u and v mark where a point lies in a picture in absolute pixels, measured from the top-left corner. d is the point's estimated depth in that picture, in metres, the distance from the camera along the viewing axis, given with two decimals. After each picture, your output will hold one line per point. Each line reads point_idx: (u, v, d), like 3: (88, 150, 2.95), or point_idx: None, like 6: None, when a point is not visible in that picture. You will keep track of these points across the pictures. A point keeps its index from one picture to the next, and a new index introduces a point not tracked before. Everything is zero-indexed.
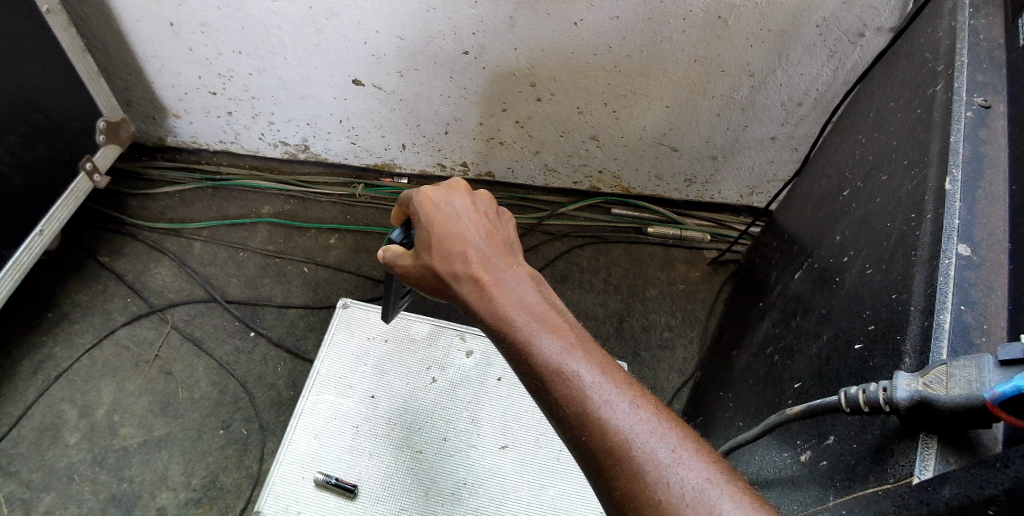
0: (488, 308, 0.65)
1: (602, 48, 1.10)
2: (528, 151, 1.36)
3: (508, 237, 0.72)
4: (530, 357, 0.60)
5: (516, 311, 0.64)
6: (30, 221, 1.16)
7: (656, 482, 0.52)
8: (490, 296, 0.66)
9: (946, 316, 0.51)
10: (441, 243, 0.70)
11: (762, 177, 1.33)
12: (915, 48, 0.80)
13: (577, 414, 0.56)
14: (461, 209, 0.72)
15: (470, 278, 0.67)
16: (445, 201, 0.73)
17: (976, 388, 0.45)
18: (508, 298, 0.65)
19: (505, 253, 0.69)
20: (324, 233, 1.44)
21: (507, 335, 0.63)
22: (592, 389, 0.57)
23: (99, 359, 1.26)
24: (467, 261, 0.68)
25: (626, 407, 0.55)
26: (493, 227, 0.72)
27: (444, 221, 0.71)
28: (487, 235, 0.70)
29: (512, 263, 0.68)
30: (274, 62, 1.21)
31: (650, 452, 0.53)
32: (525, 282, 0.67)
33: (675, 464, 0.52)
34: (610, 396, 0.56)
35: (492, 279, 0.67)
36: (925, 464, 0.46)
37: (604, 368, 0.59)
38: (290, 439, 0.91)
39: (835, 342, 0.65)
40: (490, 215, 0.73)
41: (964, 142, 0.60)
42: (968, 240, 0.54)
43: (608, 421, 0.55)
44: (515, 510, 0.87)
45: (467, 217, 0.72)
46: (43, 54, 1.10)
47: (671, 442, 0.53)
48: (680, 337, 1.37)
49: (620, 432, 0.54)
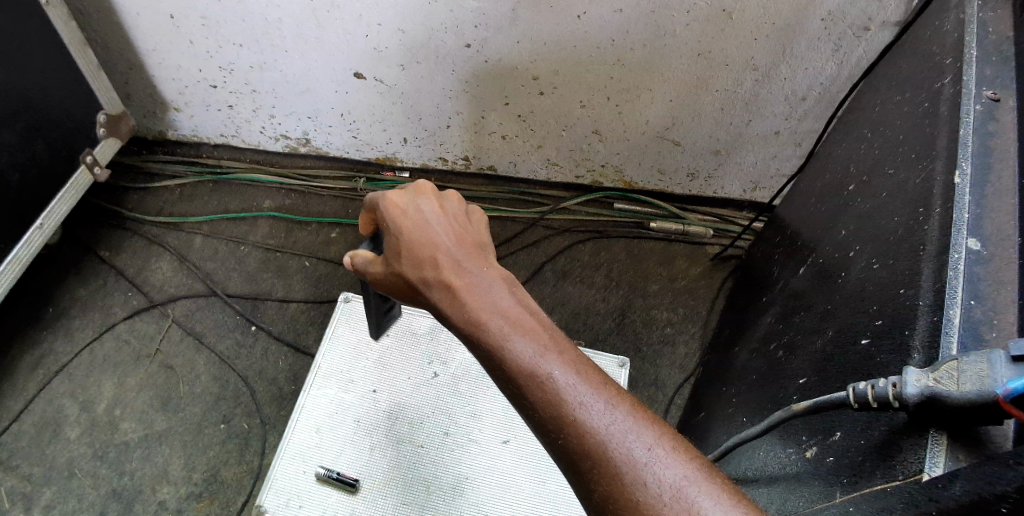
0: (463, 314, 0.64)
1: (605, 42, 1.09)
2: (529, 146, 1.35)
3: (479, 239, 0.71)
4: (506, 362, 0.59)
5: (490, 314, 0.63)
6: (30, 215, 1.16)
7: (635, 482, 0.51)
8: (462, 300, 0.65)
9: (956, 311, 0.51)
10: (411, 249, 0.69)
11: (765, 171, 1.32)
12: (922, 41, 0.79)
13: (556, 417, 0.55)
14: (429, 215, 0.70)
15: (442, 283, 0.66)
16: (411, 206, 0.71)
17: (987, 384, 0.44)
18: (481, 302, 0.64)
19: (477, 255, 0.68)
20: (325, 227, 1.43)
21: (483, 341, 0.62)
22: (567, 392, 0.56)
23: (100, 354, 1.25)
24: (438, 267, 0.67)
25: (601, 409, 0.54)
26: (462, 229, 0.71)
27: (412, 227, 0.70)
28: (456, 238, 0.69)
29: (484, 266, 0.67)
30: (274, 55, 1.21)
31: (628, 453, 0.52)
32: (498, 283, 0.66)
33: (652, 463, 0.51)
34: (586, 398, 0.55)
35: (464, 284, 0.65)
36: (935, 461, 0.46)
37: (578, 368, 0.58)
38: (291, 433, 0.91)
39: (840, 338, 0.64)
40: (459, 217, 0.71)
41: (972, 138, 0.60)
42: (978, 234, 0.54)
43: (584, 424, 0.54)
44: (516, 505, 0.86)
45: (436, 222, 0.70)
46: (42, 48, 1.09)
47: (648, 440, 0.53)
48: (681, 333, 1.37)
49: (596, 433, 0.53)
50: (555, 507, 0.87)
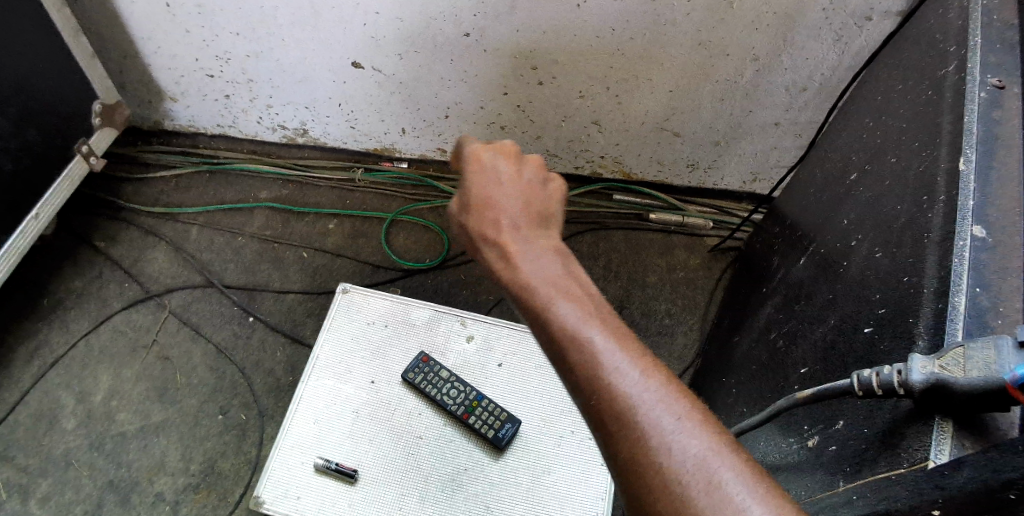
0: (507, 270, 0.60)
1: (606, 30, 1.08)
2: (529, 136, 1.34)
3: (548, 211, 0.66)
4: (546, 318, 0.55)
5: (536, 277, 0.58)
6: (24, 205, 1.15)
7: (658, 448, 0.47)
8: (510, 258, 0.60)
9: (960, 298, 0.50)
10: (475, 203, 0.65)
11: (764, 163, 1.31)
12: (924, 29, 0.78)
13: (587, 380, 0.51)
14: (504, 175, 0.67)
15: (495, 239, 0.62)
16: (491, 164, 0.68)
17: (993, 370, 0.43)
18: (530, 264, 0.59)
19: (536, 220, 0.64)
20: (323, 218, 1.42)
21: (524, 298, 0.57)
22: (603, 355, 0.51)
23: (96, 345, 1.25)
24: (497, 224, 0.63)
25: (635, 377, 0.50)
26: (532, 196, 0.66)
27: (484, 182, 0.66)
28: (523, 203, 0.65)
29: (542, 235, 0.62)
30: (271, 44, 1.19)
31: (655, 420, 0.48)
32: (548, 249, 0.61)
33: (678, 433, 0.47)
34: (621, 363, 0.51)
35: (518, 245, 0.61)
36: (940, 449, 0.45)
37: (619, 336, 0.53)
38: (290, 424, 0.90)
39: (842, 327, 0.64)
40: (531, 183, 0.67)
41: (978, 124, 0.59)
42: (983, 221, 0.53)
43: (617, 388, 0.50)
44: (515, 495, 0.87)
45: (508, 183, 0.66)
46: (36, 36, 1.08)
47: (678, 410, 0.49)
48: (680, 324, 1.36)
49: (627, 398, 0.49)
50: (554, 498, 0.87)
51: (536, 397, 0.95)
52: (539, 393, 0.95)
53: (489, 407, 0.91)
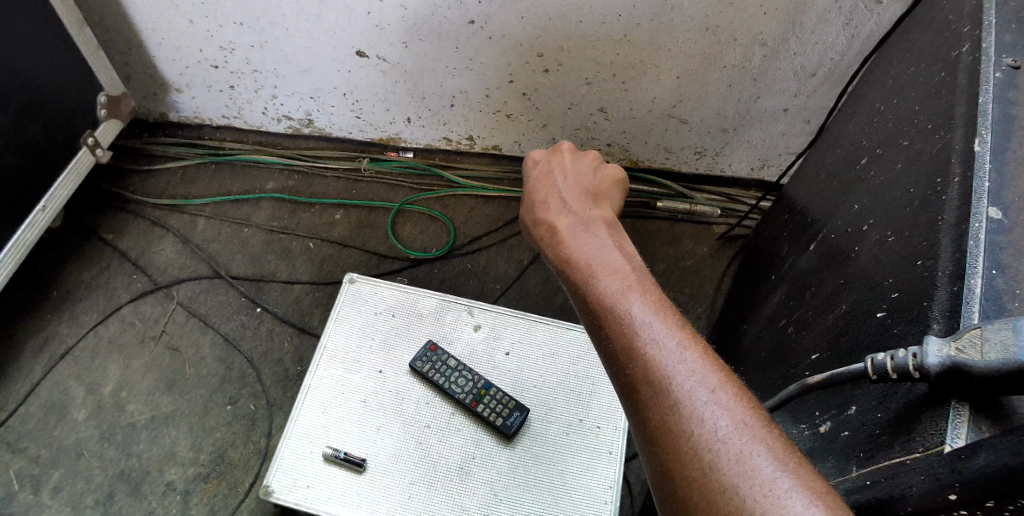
0: (554, 249, 0.66)
1: (612, 17, 1.07)
2: (535, 125, 1.33)
3: (599, 200, 0.73)
4: (589, 292, 0.58)
5: (582, 253, 0.63)
6: (30, 197, 1.16)
7: (690, 416, 0.47)
8: (558, 237, 0.67)
9: (977, 281, 0.49)
10: (533, 198, 0.74)
11: (773, 149, 1.30)
12: (937, 11, 0.77)
13: (625, 350, 0.53)
14: (558, 175, 0.76)
15: (546, 224, 0.69)
16: (549, 167, 0.78)
17: (1012, 353, 0.43)
18: (578, 242, 0.65)
19: (589, 208, 0.71)
20: (329, 209, 1.42)
21: (570, 275, 0.62)
22: (641, 326, 0.53)
23: (105, 336, 1.25)
24: (548, 212, 0.71)
25: (673, 346, 0.51)
26: (585, 189, 0.74)
27: (540, 182, 0.76)
28: (576, 195, 0.73)
29: (589, 217, 0.69)
30: (276, 33, 1.19)
31: (688, 389, 0.48)
32: (598, 233, 0.67)
33: (712, 403, 0.48)
34: (659, 334, 0.52)
35: (567, 226, 0.68)
36: (957, 433, 0.45)
37: (658, 309, 0.55)
38: (299, 414, 0.90)
39: (852, 314, 0.63)
40: (594, 184, 0.76)
41: (993, 105, 0.58)
42: (999, 203, 0.53)
43: (653, 357, 0.51)
44: (522, 483, 0.87)
45: (563, 181, 0.75)
46: (40, 25, 1.08)
47: (712, 382, 0.49)
48: (688, 312, 1.36)
49: (662, 366, 0.50)
50: (561, 485, 0.87)
51: (542, 386, 0.95)
52: (546, 383, 0.95)
53: (497, 396, 0.91)
